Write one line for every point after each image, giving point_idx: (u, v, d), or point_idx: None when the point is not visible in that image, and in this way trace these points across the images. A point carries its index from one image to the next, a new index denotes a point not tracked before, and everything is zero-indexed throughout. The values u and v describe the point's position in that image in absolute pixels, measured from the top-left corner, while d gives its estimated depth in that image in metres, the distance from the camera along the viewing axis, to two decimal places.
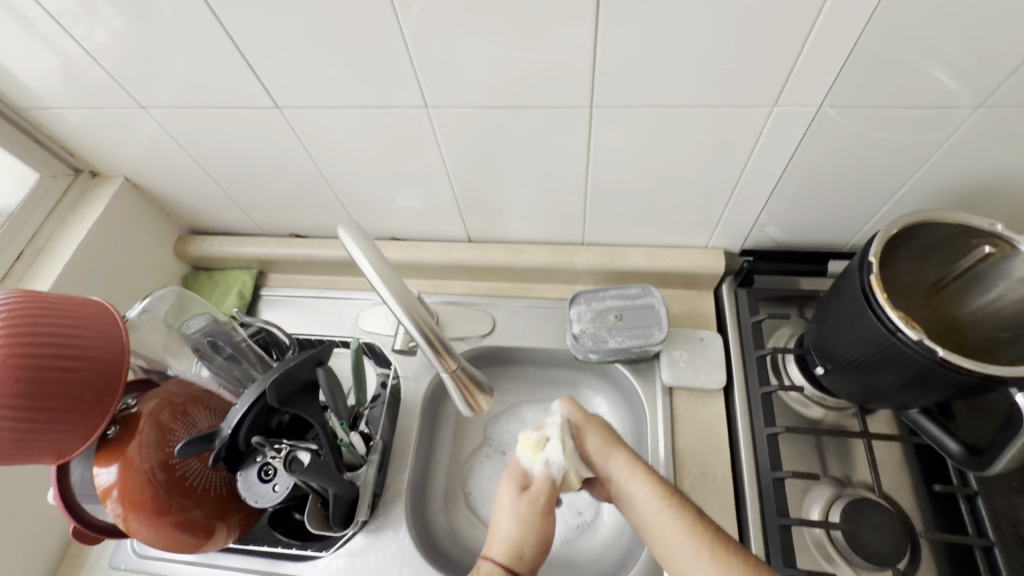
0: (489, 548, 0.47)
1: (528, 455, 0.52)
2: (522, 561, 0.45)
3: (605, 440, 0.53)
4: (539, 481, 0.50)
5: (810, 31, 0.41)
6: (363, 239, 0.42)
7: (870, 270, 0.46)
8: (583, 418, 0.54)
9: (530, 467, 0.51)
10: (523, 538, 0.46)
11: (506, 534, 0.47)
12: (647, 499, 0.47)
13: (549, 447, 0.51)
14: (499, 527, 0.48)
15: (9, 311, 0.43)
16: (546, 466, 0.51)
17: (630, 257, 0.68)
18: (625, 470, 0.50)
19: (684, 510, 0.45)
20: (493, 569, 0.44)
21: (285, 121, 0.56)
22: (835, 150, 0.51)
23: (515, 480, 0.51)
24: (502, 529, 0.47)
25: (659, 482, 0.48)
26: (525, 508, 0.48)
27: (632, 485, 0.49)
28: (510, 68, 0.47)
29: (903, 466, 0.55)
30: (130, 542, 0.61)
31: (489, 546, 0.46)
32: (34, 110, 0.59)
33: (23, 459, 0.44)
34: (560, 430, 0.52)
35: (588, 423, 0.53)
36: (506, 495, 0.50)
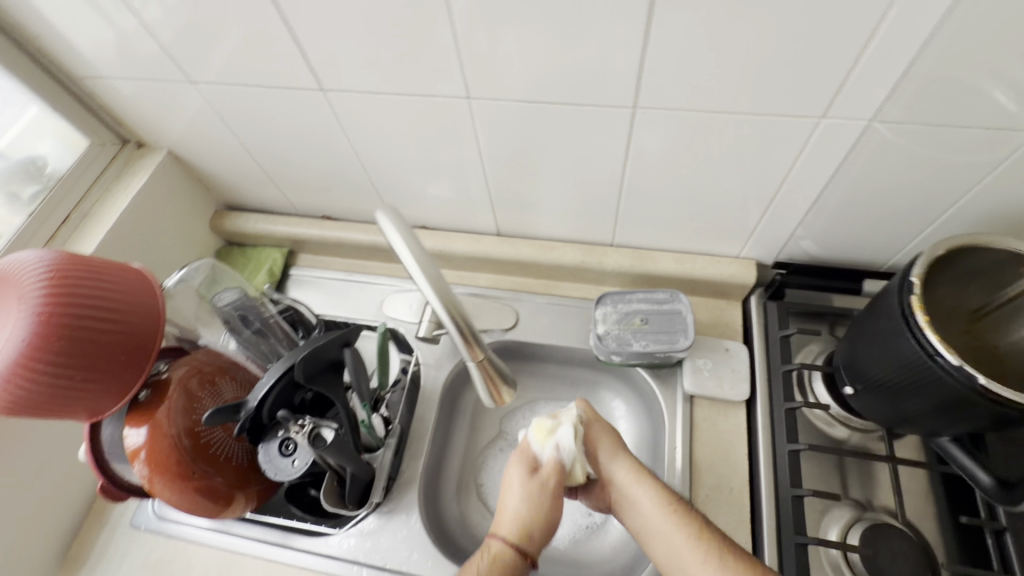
0: (497, 525, 0.50)
1: (539, 440, 0.53)
2: (533, 541, 0.49)
3: (612, 441, 0.54)
4: (548, 465, 0.52)
5: (868, 42, 0.40)
6: (401, 225, 0.43)
7: (912, 291, 0.45)
8: (593, 419, 0.56)
9: (540, 451, 0.53)
10: (531, 518, 0.49)
11: (517, 514, 0.49)
12: (652, 504, 0.49)
13: (559, 432, 0.53)
14: (508, 506, 0.50)
15: (54, 271, 0.44)
16: (556, 449, 0.53)
17: (659, 262, 0.67)
18: (629, 476, 0.52)
19: (688, 518, 0.47)
20: (503, 548, 0.48)
21: (328, 103, 0.57)
22: (882, 167, 0.49)
23: (524, 462, 0.53)
24: (512, 509, 0.50)
25: (663, 489, 0.50)
26: (535, 492, 0.50)
27: (636, 490, 0.51)
28: (556, 64, 0.46)
29: (929, 495, 0.54)
30: (152, 503, 0.62)
31: (498, 524, 0.49)
32: (88, 79, 0.61)
33: (59, 415, 0.45)
34: (572, 423, 0.53)
35: (598, 423, 0.55)
36: (515, 476, 0.52)
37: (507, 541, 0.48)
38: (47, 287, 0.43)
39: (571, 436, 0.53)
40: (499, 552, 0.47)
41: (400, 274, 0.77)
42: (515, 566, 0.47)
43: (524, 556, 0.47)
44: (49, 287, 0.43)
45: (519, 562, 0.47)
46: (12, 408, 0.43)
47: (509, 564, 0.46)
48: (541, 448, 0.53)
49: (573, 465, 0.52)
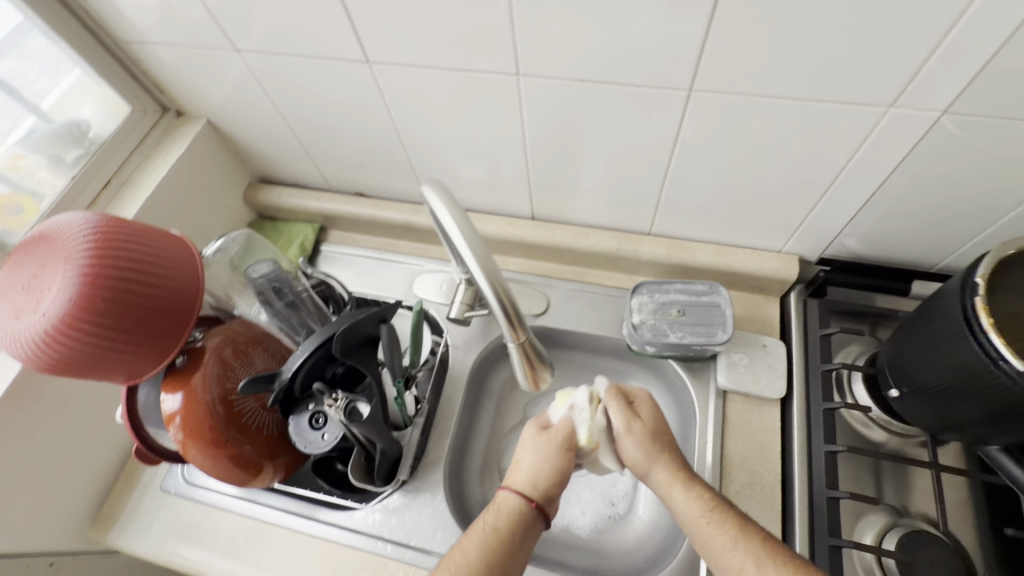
0: (509, 478, 0.52)
1: (558, 404, 0.55)
2: (537, 489, 0.49)
3: (646, 447, 0.51)
4: (558, 423, 0.53)
5: (950, 27, 0.38)
6: (450, 203, 0.43)
7: (976, 292, 0.42)
8: (625, 426, 0.51)
9: (556, 414, 0.55)
10: (537, 470, 0.50)
11: (525, 466, 0.51)
12: (689, 514, 0.47)
13: (574, 395, 0.54)
14: (519, 461, 0.52)
15: (99, 233, 0.44)
16: (571, 410, 0.53)
17: (697, 253, 0.66)
18: (665, 484, 0.49)
19: (730, 521, 0.45)
20: (511, 496, 0.49)
21: (371, 75, 0.56)
22: (947, 162, 0.47)
23: (538, 423, 0.55)
24: (522, 462, 0.52)
25: (703, 498, 0.47)
26: (542, 445, 0.52)
27: (672, 499, 0.48)
28: (612, 41, 0.45)
29: (968, 505, 0.52)
30: (181, 469, 0.64)
31: (508, 478, 0.51)
32: (132, 44, 0.61)
33: (98, 376, 0.45)
34: (590, 390, 0.54)
35: (630, 430, 0.51)
36: (527, 436, 0.54)
37: (510, 489, 0.49)
38: (92, 249, 0.43)
39: (585, 398, 0.53)
40: (506, 500, 0.49)
41: (431, 255, 0.77)
42: (522, 515, 0.48)
43: (532, 505, 0.49)
44: (95, 248, 0.43)
45: (526, 511, 0.48)
46: (54, 367, 0.43)
47: (515, 511, 0.48)
48: (557, 411, 0.54)
49: (583, 426, 0.52)
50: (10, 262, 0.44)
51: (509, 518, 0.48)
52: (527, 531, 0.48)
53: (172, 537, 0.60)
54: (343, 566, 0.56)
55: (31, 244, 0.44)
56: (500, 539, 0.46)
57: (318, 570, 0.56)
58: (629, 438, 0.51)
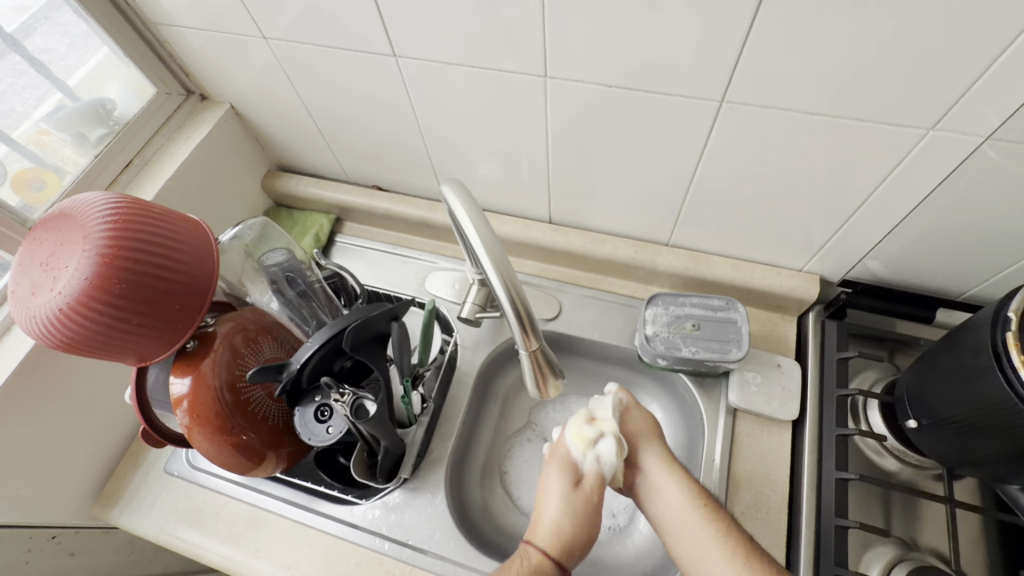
0: (533, 532, 0.47)
1: (580, 449, 0.50)
2: (571, 553, 0.46)
3: (649, 429, 0.53)
4: (589, 477, 0.49)
5: (1000, 54, 0.36)
6: (469, 204, 0.42)
7: (1009, 326, 0.41)
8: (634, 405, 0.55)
9: (581, 460, 0.50)
10: (569, 529, 0.46)
11: (553, 522, 0.47)
12: (680, 494, 0.48)
13: (601, 444, 0.50)
14: (546, 514, 0.47)
15: (119, 215, 0.44)
16: (596, 461, 0.49)
17: (715, 266, 0.65)
18: (658, 464, 0.51)
19: (715, 516, 0.46)
20: (541, 557, 0.45)
21: (396, 70, 0.56)
22: (985, 191, 0.45)
23: (562, 470, 0.50)
24: (551, 518, 0.47)
25: (692, 484, 0.49)
26: (576, 501, 0.48)
27: (663, 480, 0.50)
28: (646, 48, 0.44)
29: (981, 542, 0.51)
30: (186, 452, 0.64)
31: (535, 532, 0.47)
32: (162, 27, 0.61)
33: (109, 357, 0.45)
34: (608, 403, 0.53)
35: (638, 408, 0.54)
36: (555, 484, 0.49)
37: (547, 551, 0.45)
38: (111, 230, 0.43)
39: (601, 400, 0.51)
40: (537, 564, 0.44)
41: (445, 252, 0.76)
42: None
43: (562, 569, 0.45)
44: (113, 230, 0.43)
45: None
46: (68, 345, 0.43)
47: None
48: (581, 458, 0.50)
49: (612, 479, 0.49)
50: (28, 238, 0.44)
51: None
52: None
53: (172, 519, 0.60)
54: (339, 560, 0.56)
55: (49, 221, 0.44)
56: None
57: (314, 562, 0.56)
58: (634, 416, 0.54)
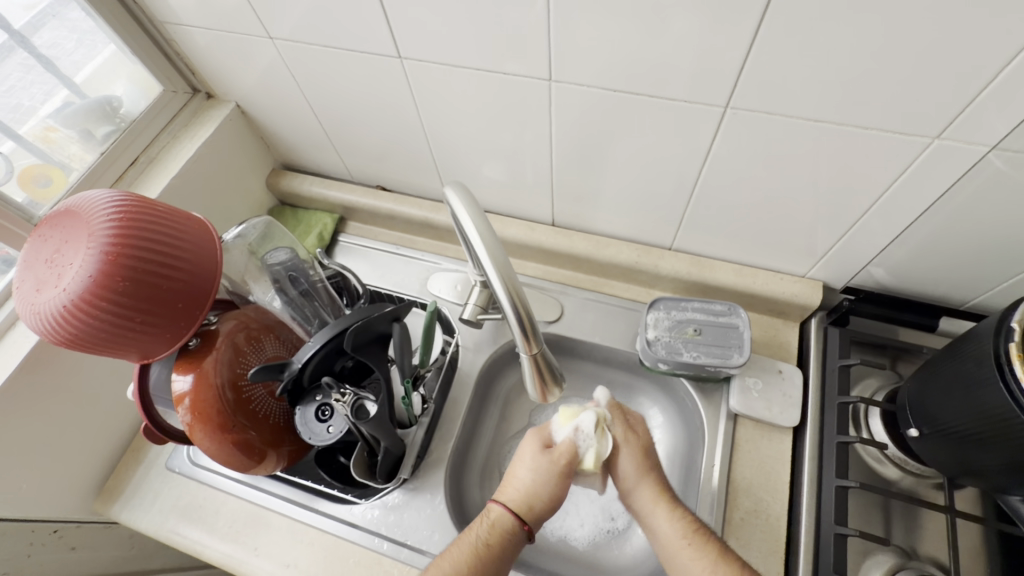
0: (502, 491, 0.51)
1: (561, 421, 0.52)
2: (530, 513, 0.49)
3: (640, 466, 0.51)
4: (562, 444, 0.51)
5: (1006, 65, 0.36)
6: (472, 207, 0.42)
7: (1012, 336, 0.41)
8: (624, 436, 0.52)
9: (559, 431, 0.52)
10: (535, 490, 0.49)
11: (522, 483, 0.50)
12: (670, 534, 0.47)
13: (581, 415, 0.51)
14: (516, 475, 0.51)
15: (124, 212, 0.44)
16: (574, 432, 0.51)
17: (718, 271, 0.65)
18: (649, 504, 0.50)
19: (709, 549, 0.46)
20: (502, 512, 0.49)
21: (401, 72, 0.56)
22: (990, 201, 0.45)
23: (540, 437, 0.52)
24: (518, 479, 0.50)
25: (684, 520, 0.48)
26: (543, 466, 0.50)
27: (655, 518, 0.49)
28: (651, 53, 0.44)
29: (980, 552, 0.50)
30: (187, 449, 0.64)
31: (502, 490, 0.50)
32: (169, 25, 0.61)
33: (112, 353, 0.45)
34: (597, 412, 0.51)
35: (628, 443, 0.52)
36: (528, 448, 0.52)
37: (506, 510, 0.48)
38: (115, 228, 0.43)
39: (593, 422, 0.50)
40: (498, 518, 0.48)
41: (447, 253, 0.77)
42: (512, 535, 0.48)
43: (521, 526, 0.48)
44: (118, 227, 0.43)
45: (515, 531, 0.48)
46: (71, 342, 0.43)
47: (505, 530, 0.47)
48: (562, 429, 0.52)
49: (588, 450, 0.50)
50: (33, 234, 0.45)
51: (499, 538, 0.47)
52: (513, 550, 0.48)
53: (173, 516, 0.61)
54: (338, 559, 0.56)
55: (55, 218, 0.44)
56: (487, 558, 0.45)
57: (313, 560, 0.56)
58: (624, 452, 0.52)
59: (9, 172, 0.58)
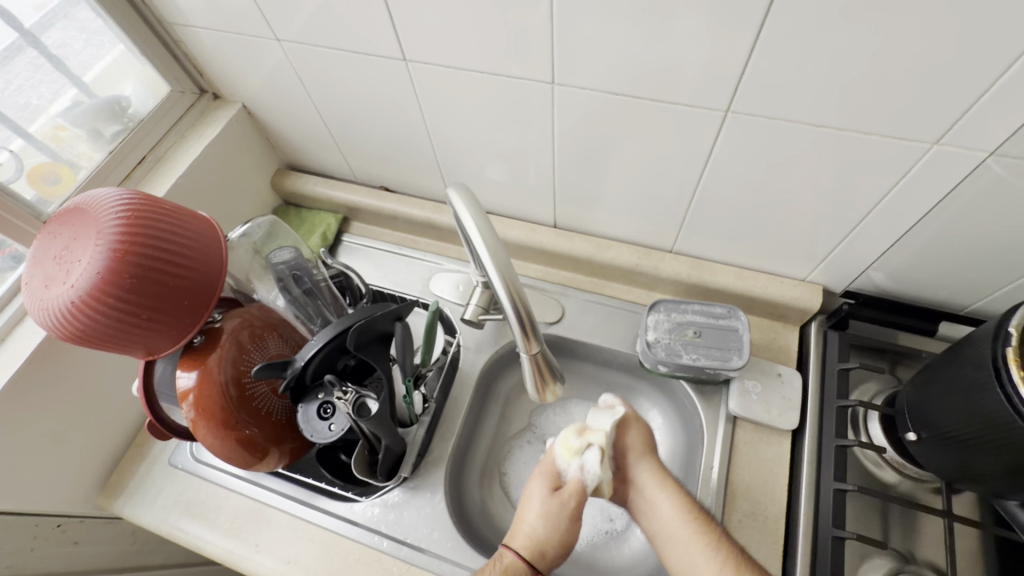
0: (512, 538, 0.50)
1: (566, 458, 0.52)
2: (544, 559, 0.49)
3: (645, 444, 0.54)
4: (570, 484, 0.51)
5: (1004, 71, 0.36)
6: (474, 207, 0.43)
7: (1009, 341, 0.41)
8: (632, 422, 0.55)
9: (565, 468, 0.52)
10: (546, 535, 0.49)
11: (532, 528, 0.49)
12: (672, 510, 0.49)
13: (587, 453, 0.52)
14: (525, 520, 0.50)
15: (131, 210, 0.45)
16: (581, 470, 0.51)
17: (718, 274, 0.65)
18: (652, 479, 0.52)
19: (707, 528, 0.47)
20: (514, 560, 0.47)
21: (407, 73, 0.56)
22: (989, 208, 0.46)
23: (547, 479, 0.52)
24: (528, 524, 0.50)
25: (686, 498, 0.50)
26: (554, 509, 0.50)
27: (657, 494, 0.51)
28: (653, 58, 0.45)
29: (978, 557, 0.51)
30: (190, 445, 0.65)
31: (513, 537, 0.49)
32: (178, 27, 0.62)
33: (117, 349, 0.46)
34: (607, 427, 0.53)
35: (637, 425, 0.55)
36: (537, 491, 0.52)
37: (519, 557, 0.47)
38: (123, 225, 0.44)
39: (602, 440, 0.52)
40: (510, 565, 0.47)
41: (450, 254, 0.77)
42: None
43: (535, 575, 0.47)
44: (125, 225, 0.44)
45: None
46: (78, 337, 0.44)
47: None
48: (566, 467, 0.52)
49: (595, 487, 0.51)
50: (43, 231, 0.45)
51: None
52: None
53: (175, 511, 0.61)
54: (338, 555, 0.57)
55: (64, 216, 0.45)
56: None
57: (313, 557, 0.57)
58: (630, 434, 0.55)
59: (19, 169, 0.59)
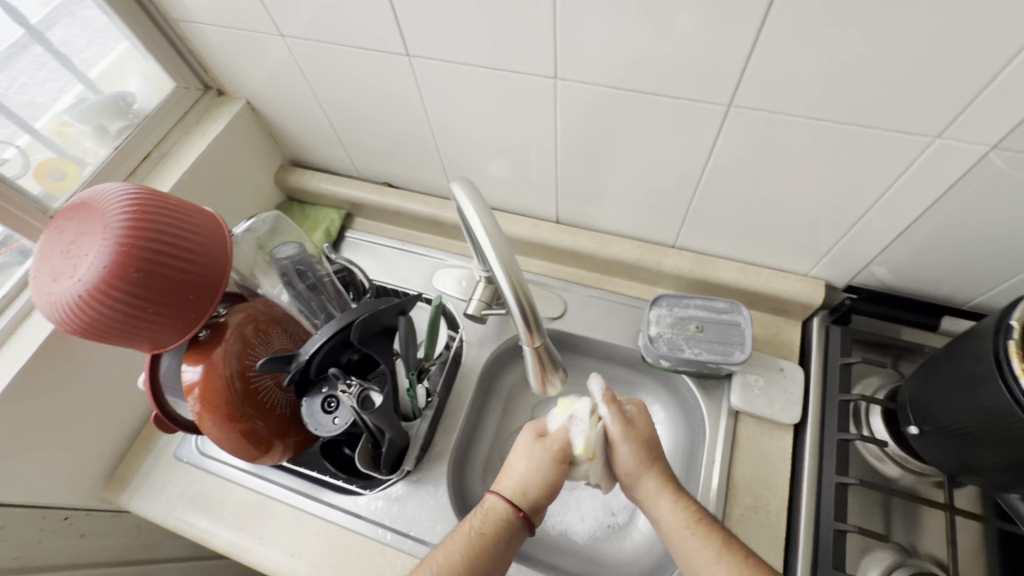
0: (499, 482, 0.51)
1: (557, 411, 0.52)
2: (524, 500, 0.49)
3: (640, 460, 0.51)
4: (556, 432, 0.51)
5: (1006, 65, 0.37)
6: (477, 200, 0.43)
7: (1011, 335, 0.41)
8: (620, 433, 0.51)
9: (554, 420, 0.52)
10: (528, 479, 0.50)
11: (516, 473, 0.50)
12: (675, 524, 0.48)
13: (576, 404, 0.51)
14: (512, 465, 0.51)
15: (137, 205, 0.45)
16: (570, 420, 0.51)
17: (721, 270, 0.65)
18: (654, 494, 0.50)
19: (712, 540, 0.46)
20: (498, 502, 0.49)
21: (410, 69, 0.57)
22: (990, 202, 0.46)
23: (537, 428, 0.53)
24: (514, 469, 0.51)
25: (689, 510, 0.48)
26: (536, 454, 0.50)
27: (660, 510, 0.49)
28: (656, 53, 0.45)
29: (979, 550, 0.51)
30: (195, 439, 0.66)
31: (498, 483, 0.51)
32: (182, 23, 0.62)
33: (123, 343, 0.46)
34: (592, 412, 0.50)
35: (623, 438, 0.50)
36: (524, 439, 0.52)
37: (500, 500, 0.49)
38: (129, 220, 0.44)
39: (587, 409, 0.51)
40: (494, 508, 0.49)
41: (453, 250, 0.77)
42: (509, 523, 0.48)
43: (516, 514, 0.48)
44: (131, 220, 0.44)
45: (511, 518, 0.48)
46: (84, 331, 0.44)
47: (500, 519, 0.48)
48: (557, 419, 0.52)
49: (580, 437, 0.50)
50: (50, 226, 0.46)
51: (495, 526, 0.48)
52: (509, 540, 0.48)
53: (180, 504, 0.62)
54: (341, 548, 0.57)
55: (71, 211, 0.45)
56: (481, 551, 0.46)
57: (317, 550, 0.57)
58: (622, 446, 0.51)
59: (25, 165, 0.59)
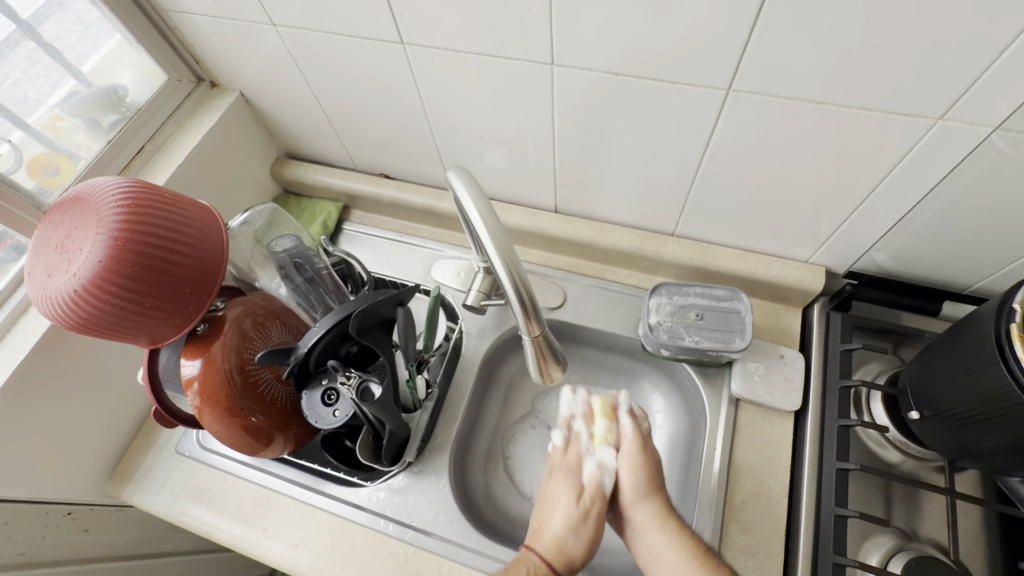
0: (534, 540, 0.51)
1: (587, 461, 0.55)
2: (564, 561, 0.50)
3: (645, 481, 0.53)
4: (589, 489, 0.54)
5: (1009, 45, 0.36)
6: (474, 188, 0.42)
7: (1013, 318, 0.41)
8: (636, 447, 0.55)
9: (586, 474, 0.55)
10: (567, 539, 0.51)
11: (553, 533, 0.51)
12: (675, 553, 0.48)
13: (604, 455, 0.55)
14: (549, 524, 0.52)
15: (130, 199, 0.45)
16: (600, 470, 0.55)
17: (721, 257, 0.65)
18: (654, 521, 0.51)
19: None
20: (538, 563, 0.49)
21: (405, 57, 0.56)
22: (991, 186, 0.45)
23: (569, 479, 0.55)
24: (552, 527, 0.51)
25: (691, 543, 0.49)
26: (575, 512, 0.52)
27: (661, 539, 0.50)
28: (653, 38, 0.44)
29: (982, 535, 0.51)
30: (196, 433, 0.66)
31: (535, 540, 0.51)
32: (173, 13, 0.61)
33: (121, 338, 0.46)
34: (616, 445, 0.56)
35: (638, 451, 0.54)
36: (562, 496, 0.54)
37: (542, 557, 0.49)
38: (123, 214, 0.43)
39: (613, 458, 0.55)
40: (532, 566, 0.48)
41: (451, 241, 0.77)
42: None
43: (555, 574, 0.48)
44: (125, 213, 0.44)
45: None
46: (81, 326, 0.44)
47: None
48: (586, 470, 0.55)
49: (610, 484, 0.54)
50: (44, 221, 0.45)
51: None
52: None
53: (183, 498, 0.62)
54: (345, 539, 0.57)
55: (64, 205, 0.45)
56: None
57: (320, 541, 0.57)
58: (629, 464, 0.54)
59: (18, 160, 0.59)
